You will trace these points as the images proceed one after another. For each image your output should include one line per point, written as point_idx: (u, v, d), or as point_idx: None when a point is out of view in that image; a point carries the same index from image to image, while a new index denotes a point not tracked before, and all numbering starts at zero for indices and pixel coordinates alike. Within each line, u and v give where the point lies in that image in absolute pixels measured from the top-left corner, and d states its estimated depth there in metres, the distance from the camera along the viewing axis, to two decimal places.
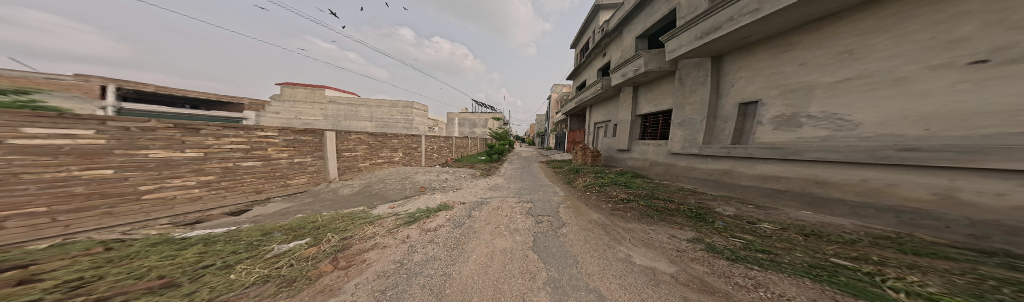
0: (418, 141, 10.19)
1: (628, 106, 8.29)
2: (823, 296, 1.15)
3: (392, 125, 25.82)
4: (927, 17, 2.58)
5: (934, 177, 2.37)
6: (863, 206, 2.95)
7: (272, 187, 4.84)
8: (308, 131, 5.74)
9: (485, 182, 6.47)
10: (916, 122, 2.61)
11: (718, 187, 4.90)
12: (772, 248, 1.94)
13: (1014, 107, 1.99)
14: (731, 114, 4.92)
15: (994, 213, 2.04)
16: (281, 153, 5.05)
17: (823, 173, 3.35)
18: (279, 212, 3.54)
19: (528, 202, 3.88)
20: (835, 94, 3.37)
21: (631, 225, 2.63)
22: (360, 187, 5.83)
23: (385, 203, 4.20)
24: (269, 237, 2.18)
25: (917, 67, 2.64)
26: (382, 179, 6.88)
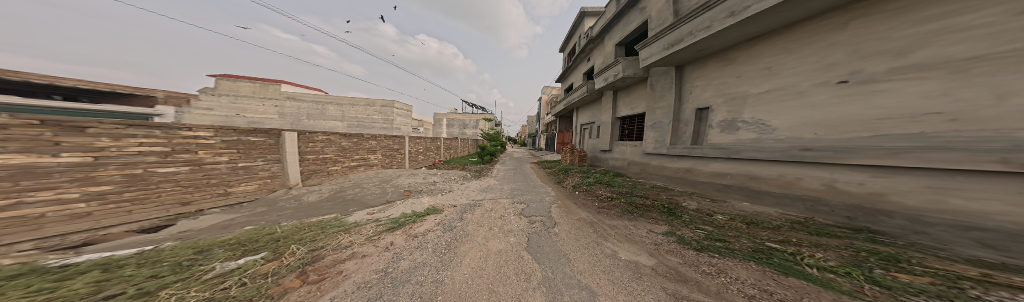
0: (400, 142, 9.53)
1: (609, 108, 8.94)
2: (765, 277, 1.38)
3: (369, 125, 23.93)
4: (813, 45, 3.45)
5: (826, 172, 3.11)
6: (783, 197, 3.63)
7: (203, 197, 4.01)
8: (255, 133, 4.94)
9: (475, 183, 6.32)
10: (811, 127, 3.37)
11: (682, 183, 5.37)
12: (726, 237, 2.25)
13: (873, 117, 2.75)
14: (689, 118, 5.46)
15: (861, 199, 2.80)
16: (219, 156, 4.26)
17: (754, 170, 4.04)
18: (219, 225, 2.95)
19: (521, 203, 3.92)
20: (761, 103, 4.10)
21: (616, 221, 2.81)
22: (330, 193, 5.17)
23: (364, 209, 3.83)
24: (210, 255, 1.79)
25: (810, 83, 3.47)
26: (357, 184, 6.27)
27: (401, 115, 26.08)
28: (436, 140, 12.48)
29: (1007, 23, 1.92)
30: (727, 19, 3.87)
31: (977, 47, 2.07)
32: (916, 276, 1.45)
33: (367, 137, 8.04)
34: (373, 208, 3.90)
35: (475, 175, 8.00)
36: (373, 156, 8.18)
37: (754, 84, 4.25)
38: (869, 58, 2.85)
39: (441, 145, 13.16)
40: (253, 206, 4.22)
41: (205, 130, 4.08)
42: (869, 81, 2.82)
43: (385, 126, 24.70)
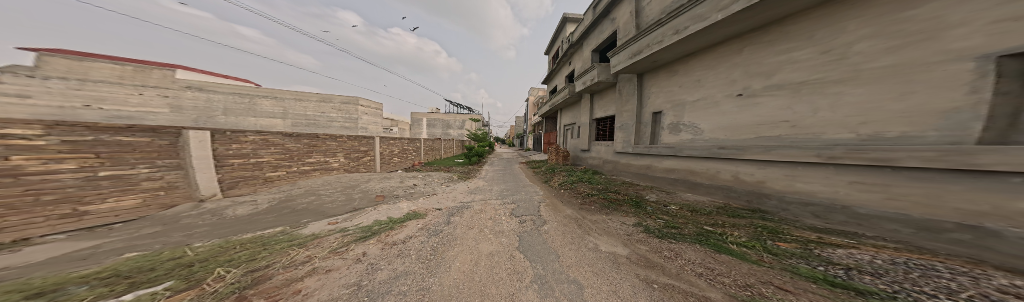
0: (369, 143, 8.41)
1: (587, 110, 9.74)
2: (705, 255, 1.72)
3: (322, 125, 21.00)
4: (720, 66, 4.57)
5: (735, 166, 4.07)
6: (707, 187, 4.55)
7: (28, 221, 2.59)
8: (128, 133, 3.57)
9: (462, 185, 6.00)
10: (724, 130, 4.36)
11: (643, 178, 6.18)
12: (679, 224, 2.70)
13: (759, 121, 3.82)
14: (647, 120, 6.27)
15: (754, 186, 3.77)
16: (59, 163, 2.88)
17: (690, 166, 4.94)
18: (77, 254, 2.06)
19: (513, 203, 3.91)
20: (695, 110, 4.97)
21: (598, 217, 3.03)
22: (271, 204, 4.10)
23: (326, 218, 3.22)
24: (62, 296, 1.20)
25: (722, 94, 4.48)
26: (310, 192, 5.19)
27: (366, 113, 23.41)
28: (415, 141, 11.51)
29: (817, 59, 3.19)
30: (674, 35, 4.65)
31: (803, 75, 3.33)
32: (788, 243, 2.03)
33: (325, 137, 6.94)
34: (336, 217, 3.29)
35: (462, 177, 7.65)
36: (332, 158, 7.07)
37: (687, 92, 5.19)
38: (751, 78, 4.03)
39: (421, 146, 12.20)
40: (127, 227, 2.99)
41: (21, 127, 2.70)
42: (755, 93, 3.93)
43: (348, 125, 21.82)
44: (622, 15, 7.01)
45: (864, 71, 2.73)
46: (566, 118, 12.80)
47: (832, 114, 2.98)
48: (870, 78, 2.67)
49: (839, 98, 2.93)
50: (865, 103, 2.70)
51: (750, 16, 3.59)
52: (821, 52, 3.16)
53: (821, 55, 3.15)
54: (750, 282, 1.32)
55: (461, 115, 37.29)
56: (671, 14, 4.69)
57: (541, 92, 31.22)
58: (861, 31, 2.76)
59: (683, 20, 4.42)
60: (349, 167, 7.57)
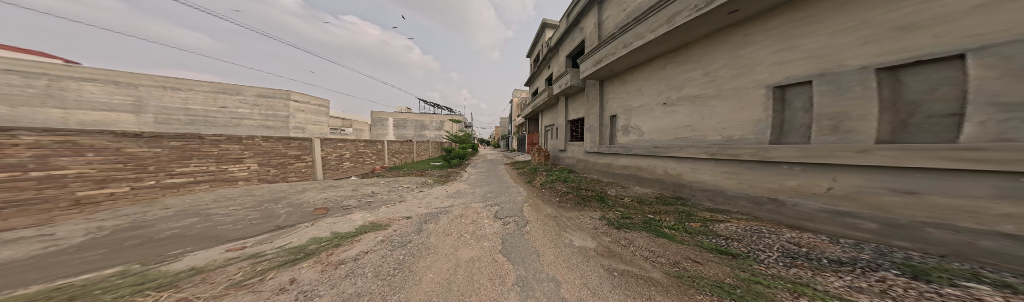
0: (304, 146, 6.80)
1: (563, 112, 10.61)
2: (649, 239, 2.11)
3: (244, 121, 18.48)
4: (650, 79, 5.79)
5: (662, 161, 5.16)
6: (646, 179, 5.57)
7: None
8: None
9: (437, 190, 5.45)
10: (657, 131, 5.48)
11: (607, 175, 7.11)
12: (632, 214, 3.19)
13: (674, 125, 5.04)
14: (607, 123, 7.41)
15: (673, 177, 4.85)
16: None
17: (635, 162, 5.99)
18: None
19: (493, 205, 3.69)
20: (640, 114, 6.08)
21: (574, 213, 3.19)
22: (99, 235, 2.51)
23: (223, 245, 2.23)
24: None
25: (653, 102, 5.68)
26: (190, 212, 3.47)
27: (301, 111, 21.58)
28: (371, 144, 9.81)
29: (703, 79, 4.55)
30: (622, 49, 5.55)
31: (697, 90, 4.64)
32: (698, 223, 2.72)
33: (215, 139, 5.09)
34: (238, 241, 2.32)
35: (439, 180, 6.99)
36: (226, 167, 5.29)
37: (634, 98, 6.30)
38: (669, 90, 5.27)
39: (381, 148, 10.60)
40: None
41: None
42: (674, 103, 5.08)
43: (272, 125, 19.75)
44: (589, 26, 8.04)
45: (726, 89, 4.14)
46: (546, 120, 13.69)
47: (714, 122, 4.29)
48: (728, 95, 4.10)
49: (711, 111, 4.33)
50: (728, 113, 4.07)
51: (671, 39, 4.60)
52: (704, 74, 4.53)
53: (704, 76, 4.53)
54: (678, 258, 1.69)
55: (439, 115, 35.06)
56: (622, 28, 5.49)
57: (523, 93, 32.53)
58: (721, 62, 4.25)
59: (630, 36, 5.28)
60: (266, 173, 6.01)
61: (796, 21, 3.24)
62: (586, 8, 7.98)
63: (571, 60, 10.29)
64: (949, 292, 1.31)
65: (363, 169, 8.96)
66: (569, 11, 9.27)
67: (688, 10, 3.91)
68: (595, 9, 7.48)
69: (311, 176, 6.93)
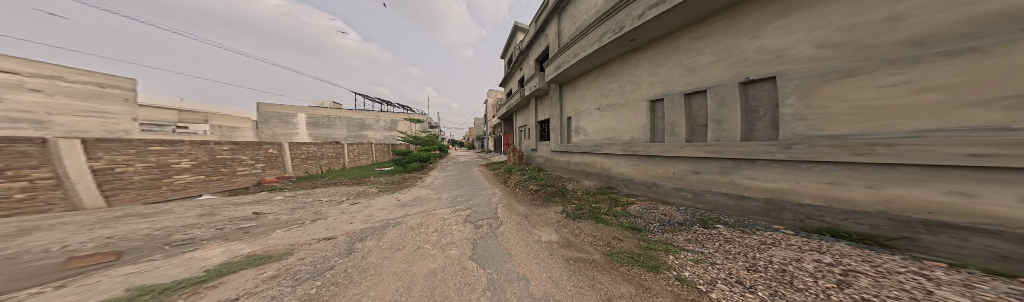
0: (21, 153, 3.89)
1: (533, 112, 11.36)
2: (591, 227, 2.69)
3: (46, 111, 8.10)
4: (590, 89, 7.05)
5: (600, 155, 6.47)
6: (589, 173, 6.93)
7: None
8: None
9: (385, 202, 4.85)
10: (598, 131, 6.63)
11: (566, 171, 8.20)
12: (584, 204, 3.98)
13: (601, 129, 6.49)
14: (563, 124, 8.65)
15: (607, 170, 6.21)
16: None
17: (582, 158, 7.31)
18: None
19: (464, 209, 4.01)
20: (583, 116, 7.37)
21: (542, 210, 3.73)
22: None
23: None
24: None
25: (589, 106, 7.04)
26: None
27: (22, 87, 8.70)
28: (240, 150, 7.05)
29: (617, 90, 5.96)
30: (573, 58, 6.58)
31: (613, 99, 6.09)
32: (620, 206, 3.80)
33: None
34: None
35: (383, 189, 6.49)
36: None
37: (581, 103, 7.49)
38: (600, 97, 6.59)
39: (275, 154, 8.26)
40: None
41: None
42: (604, 108, 6.41)
43: None
44: (551, 33, 8.90)
45: (630, 99, 5.52)
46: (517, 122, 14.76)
47: (626, 125, 5.63)
48: (628, 105, 5.58)
49: (620, 119, 5.82)
50: (631, 119, 5.48)
51: (602, 54, 5.76)
52: (617, 86, 5.94)
53: (618, 88, 5.94)
54: (611, 240, 2.25)
55: (389, 114, 28.51)
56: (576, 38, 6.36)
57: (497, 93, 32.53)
58: (628, 78, 5.59)
59: (579, 47, 6.31)
60: None
61: (657, 54, 4.87)
62: (549, 18, 8.82)
63: (539, 63, 11.16)
64: (713, 232, 2.62)
65: (223, 186, 6.39)
66: (537, 17, 9.94)
67: (611, 32, 5.07)
68: (555, 19, 8.41)
69: (56, 203, 4.18)
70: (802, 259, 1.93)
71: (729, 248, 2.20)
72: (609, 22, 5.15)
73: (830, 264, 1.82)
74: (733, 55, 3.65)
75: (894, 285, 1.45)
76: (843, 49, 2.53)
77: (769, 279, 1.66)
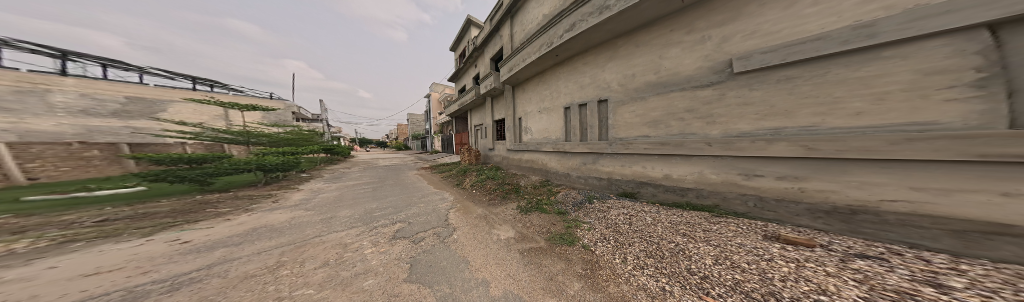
0: None
1: (490, 111, 11.24)
2: (522, 218, 3.69)
3: None
4: (534, 94, 7.82)
5: (543, 151, 7.32)
6: (532, 169, 7.93)
7: None
8: None
9: (141, 255, 2.53)
10: (540, 132, 7.51)
11: (519, 168, 8.81)
12: (528, 198, 5.09)
13: (541, 130, 7.43)
14: (511, 125, 9.15)
15: (547, 164, 7.22)
16: None
17: (528, 156, 8.21)
18: None
19: (388, 225, 3.48)
20: (528, 117, 8.18)
21: (499, 208, 4.56)
22: None
23: None
24: None
25: (532, 109, 7.95)
26: None
27: None
28: None
29: (549, 97, 7.12)
30: (521, 62, 7.15)
31: (545, 105, 7.28)
32: (553, 194, 5.22)
33: None
34: None
35: (67, 238, 3.19)
36: None
37: (527, 105, 8.19)
38: (540, 101, 7.53)
39: None
40: None
41: None
42: (542, 111, 7.40)
43: None
44: (505, 35, 9.15)
45: (557, 103, 6.75)
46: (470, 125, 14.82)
47: (554, 126, 6.87)
48: (555, 110, 6.87)
49: (552, 122, 6.97)
50: (556, 122, 6.81)
51: (542, 62, 6.63)
52: (550, 93, 7.09)
53: (550, 95, 7.10)
54: (541, 225, 3.27)
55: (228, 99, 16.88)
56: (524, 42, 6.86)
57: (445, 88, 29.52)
58: (557, 86, 6.77)
59: (526, 53, 6.89)
60: None
61: (572, 70, 6.29)
62: (503, 19, 9.00)
63: (494, 62, 11.09)
64: (589, 207, 4.00)
65: None
66: (493, 15, 9.91)
67: (546, 45, 6.01)
68: (508, 22, 8.75)
69: None
70: (619, 213, 3.58)
71: (599, 215, 3.55)
72: (545, 35, 6.03)
73: (625, 212, 3.60)
74: (599, 80, 5.53)
75: (640, 220, 3.19)
76: (618, 89, 5.14)
77: (610, 229, 3.00)
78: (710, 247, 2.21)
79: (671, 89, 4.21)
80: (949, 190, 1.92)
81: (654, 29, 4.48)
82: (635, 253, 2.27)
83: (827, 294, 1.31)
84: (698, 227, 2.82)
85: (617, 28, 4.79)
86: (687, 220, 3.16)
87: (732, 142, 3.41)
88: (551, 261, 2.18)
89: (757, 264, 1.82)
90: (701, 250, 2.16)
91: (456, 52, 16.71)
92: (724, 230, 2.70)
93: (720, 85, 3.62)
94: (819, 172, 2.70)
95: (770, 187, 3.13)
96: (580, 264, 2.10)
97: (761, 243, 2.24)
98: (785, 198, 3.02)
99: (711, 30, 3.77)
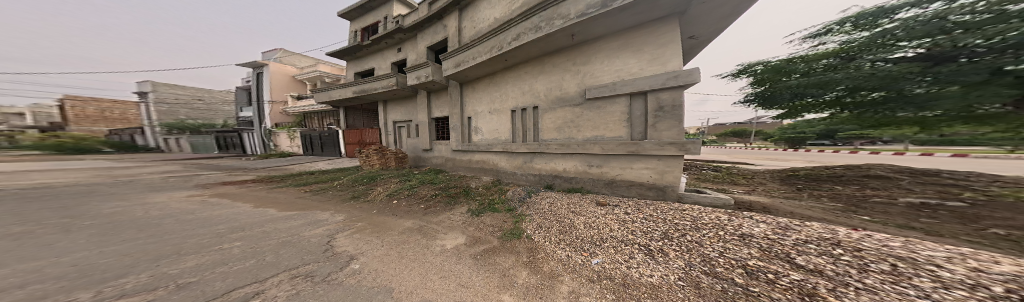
0: None
1: (425, 108, 9.67)
2: (467, 222, 3.58)
3: None
4: (482, 96, 7.76)
5: (497, 150, 7.19)
6: (479, 168, 7.93)
7: None
8: None
9: None
10: (491, 133, 7.51)
11: (469, 170, 8.32)
12: (480, 199, 4.95)
13: (490, 131, 7.50)
14: (457, 124, 8.50)
15: (495, 165, 7.39)
16: None
17: (474, 156, 8.08)
18: None
19: (145, 292, 1.67)
20: (478, 117, 7.92)
21: (445, 215, 4.06)
22: None
23: None
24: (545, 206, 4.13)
25: (479, 109, 7.87)
26: None
27: None
28: None
29: (496, 100, 7.36)
30: (469, 61, 6.79)
31: (495, 107, 7.38)
32: (504, 191, 5.56)
33: None
34: None
35: None
36: None
37: (477, 104, 7.92)
38: (490, 102, 7.55)
39: None
40: None
41: None
42: (493, 112, 7.42)
43: None
44: (450, 27, 8.29)
45: (506, 104, 7.01)
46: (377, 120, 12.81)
47: (502, 128, 7.15)
48: (501, 113, 7.18)
49: (500, 127, 7.20)
50: (501, 127, 7.18)
51: (493, 64, 6.63)
52: (495, 99, 7.37)
53: (495, 100, 7.37)
54: (489, 227, 3.25)
55: None
56: (475, 39, 6.48)
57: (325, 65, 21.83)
58: (504, 91, 7.12)
59: (475, 52, 6.63)
60: None
61: (516, 77, 6.76)
62: (446, 7, 8.10)
63: (433, 52, 9.67)
64: (528, 201, 4.50)
65: None
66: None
67: (494, 49, 6.07)
68: (455, 14, 8.04)
69: None
70: (529, 204, 4.29)
71: (537, 208, 4.05)
72: (494, 39, 6.12)
73: (534, 203, 4.32)
74: (533, 91, 6.31)
75: (545, 207, 4.04)
76: (543, 98, 6.07)
77: (529, 221, 3.43)
78: (579, 217, 3.37)
79: (561, 105, 5.68)
80: (614, 166, 4.84)
81: (561, 57, 5.71)
82: (552, 233, 2.90)
83: (610, 229, 2.82)
84: (568, 204, 4.07)
85: (545, 48, 5.66)
86: (563, 199, 4.45)
87: (583, 145, 5.14)
88: (503, 257, 2.31)
89: (596, 222, 3.12)
90: (574, 220, 3.26)
91: (365, 22, 12.62)
92: (578, 201, 4.26)
93: (581, 105, 5.31)
94: (603, 161, 4.99)
95: (595, 173, 5.14)
96: (525, 254, 2.35)
97: (595, 207, 3.81)
98: (592, 177, 5.20)
99: (580, 66, 5.36)
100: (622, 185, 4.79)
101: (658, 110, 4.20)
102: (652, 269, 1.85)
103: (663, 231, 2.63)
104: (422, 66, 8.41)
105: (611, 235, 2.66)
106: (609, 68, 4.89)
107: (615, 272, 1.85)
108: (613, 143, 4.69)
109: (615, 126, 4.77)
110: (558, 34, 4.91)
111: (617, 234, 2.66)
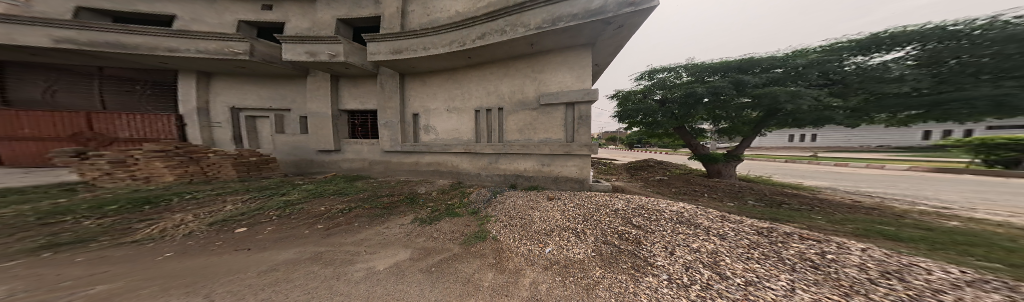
0: None
1: (329, 96, 7.90)
2: (415, 233, 3.06)
3: None
4: (433, 90, 6.96)
5: (453, 152, 6.70)
6: (433, 172, 7.08)
7: None
8: None
9: None
10: (450, 132, 6.77)
11: (415, 173, 7.34)
12: (432, 206, 4.26)
13: (449, 129, 6.79)
14: (394, 119, 7.24)
15: (451, 167, 6.86)
16: None
17: (421, 157, 7.16)
18: None
19: None
20: (428, 115, 7.10)
21: (370, 231, 3.17)
22: None
23: None
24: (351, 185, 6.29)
25: (434, 105, 6.96)
26: None
27: None
28: None
29: (451, 97, 6.75)
30: (421, 50, 5.79)
31: (450, 104, 6.77)
32: (456, 194, 5.17)
33: None
34: None
35: None
36: None
37: (430, 101, 6.99)
38: (445, 100, 6.83)
39: None
40: None
41: None
42: (451, 110, 6.75)
43: None
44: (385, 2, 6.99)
45: (464, 101, 6.58)
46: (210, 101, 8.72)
47: (465, 127, 6.61)
48: (458, 110, 6.66)
49: (456, 128, 6.71)
50: (457, 128, 6.70)
51: (452, 58, 5.90)
52: (450, 96, 6.77)
53: (451, 98, 6.75)
54: (444, 233, 3.04)
55: None
56: (429, 28, 5.60)
57: None
58: (458, 89, 6.65)
59: (427, 41, 5.72)
60: None
61: (479, 77, 6.40)
62: None
63: None
64: (492, 201, 4.57)
65: None
66: None
67: (455, 44, 5.43)
68: None
69: None
70: (487, 206, 4.26)
71: (495, 206, 4.26)
72: (454, 32, 5.46)
73: (488, 204, 4.38)
74: (493, 92, 6.25)
75: (501, 206, 4.27)
76: (507, 100, 6.13)
77: (491, 222, 3.50)
78: (537, 212, 3.91)
79: (522, 108, 6.01)
80: (555, 162, 5.95)
81: (522, 65, 5.92)
82: (509, 229, 3.26)
83: (551, 221, 3.55)
84: (521, 203, 4.41)
85: (510, 52, 5.62)
86: (519, 196, 4.90)
87: (533, 146, 5.87)
88: (466, 264, 2.29)
89: (544, 215, 3.82)
90: (528, 216, 3.76)
91: None
92: (532, 197, 4.91)
93: (536, 109, 5.88)
94: (549, 160, 5.99)
95: (543, 170, 6.07)
96: (491, 256, 2.50)
97: (545, 202, 4.54)
98: (543, 173, 6.08)
99: (537, 74, 5.82)
100: (562, 180, 5.96)
101: (581, 117, 5.55)
102: (577, 247, 2.72)
103: (580, 214, 3.81)
104: (325, 43, 6.65)
105: (555, 224, 3.42)
106: (550, 81, 5.72)
107: (561, 256, 2.50)
108: (556, 145, 5.72)
109: (556, 129, 5.80)
110: (520, 41, 4.97)
111: (558, 224, 3.45)
